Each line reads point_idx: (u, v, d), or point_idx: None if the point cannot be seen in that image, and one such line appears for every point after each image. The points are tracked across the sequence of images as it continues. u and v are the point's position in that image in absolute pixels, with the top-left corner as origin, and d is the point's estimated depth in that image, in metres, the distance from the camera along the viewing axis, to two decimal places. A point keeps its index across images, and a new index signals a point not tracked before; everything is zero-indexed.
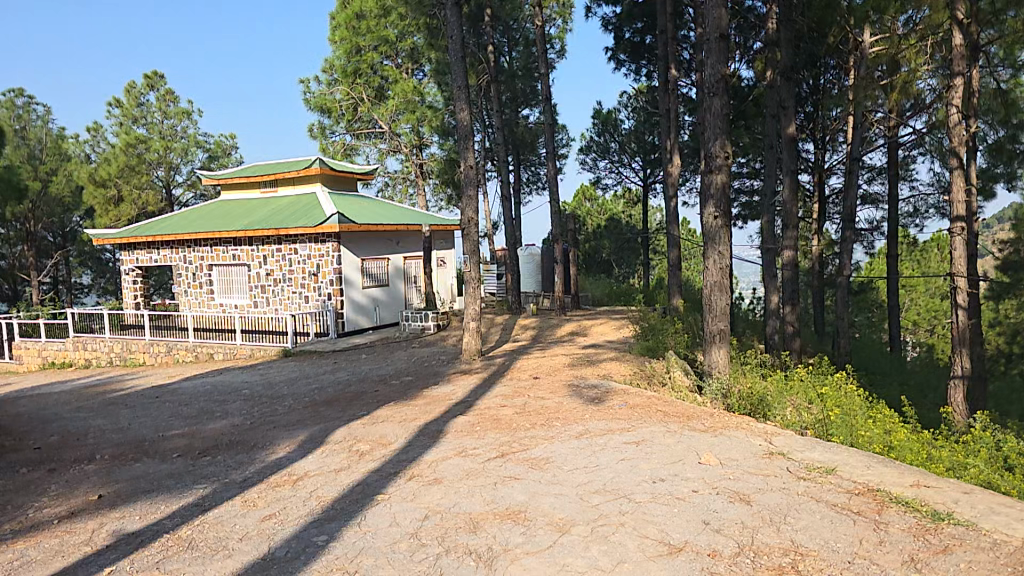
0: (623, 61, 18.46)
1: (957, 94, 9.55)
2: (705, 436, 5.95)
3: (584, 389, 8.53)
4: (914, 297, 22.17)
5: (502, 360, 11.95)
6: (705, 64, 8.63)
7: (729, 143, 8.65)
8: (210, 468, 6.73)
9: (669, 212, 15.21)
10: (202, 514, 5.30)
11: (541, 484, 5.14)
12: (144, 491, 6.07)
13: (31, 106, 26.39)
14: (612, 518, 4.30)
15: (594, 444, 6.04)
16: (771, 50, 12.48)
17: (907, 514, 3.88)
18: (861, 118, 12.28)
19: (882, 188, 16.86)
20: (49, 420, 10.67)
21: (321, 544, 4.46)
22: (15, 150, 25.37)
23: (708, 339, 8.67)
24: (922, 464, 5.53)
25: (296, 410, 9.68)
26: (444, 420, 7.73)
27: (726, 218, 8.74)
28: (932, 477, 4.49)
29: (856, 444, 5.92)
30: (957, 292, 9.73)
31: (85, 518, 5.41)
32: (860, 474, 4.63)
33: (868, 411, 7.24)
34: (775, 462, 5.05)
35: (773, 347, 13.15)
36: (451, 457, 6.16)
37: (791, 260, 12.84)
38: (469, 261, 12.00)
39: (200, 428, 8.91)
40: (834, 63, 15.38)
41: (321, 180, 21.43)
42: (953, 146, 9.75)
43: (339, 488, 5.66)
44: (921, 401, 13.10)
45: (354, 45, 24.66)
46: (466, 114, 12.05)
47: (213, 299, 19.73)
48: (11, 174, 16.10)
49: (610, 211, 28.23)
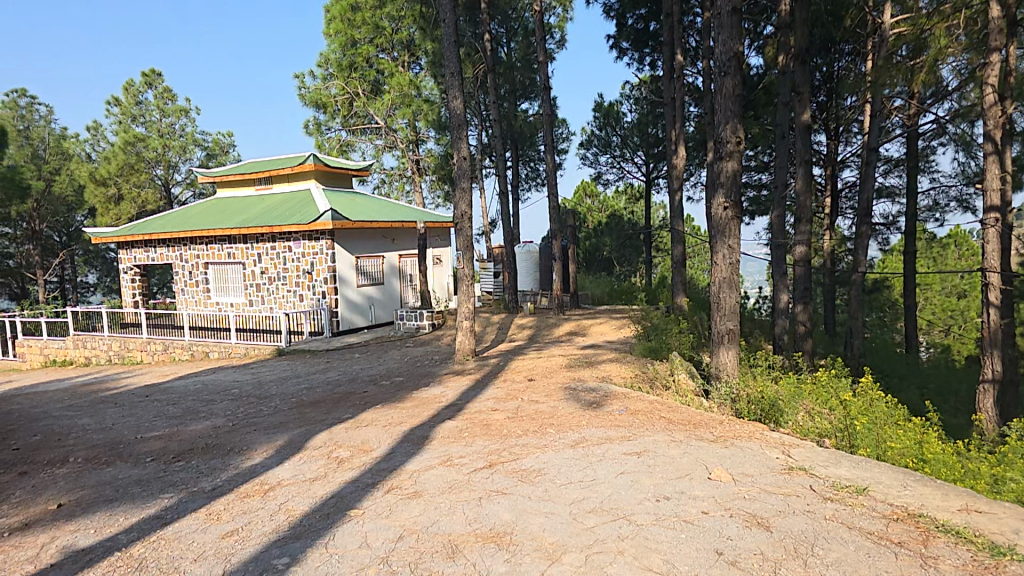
0: (625, 50, 17.81)
1: (994, 71, 9.00)
2: (715, 446, 5.35)
3: (582, 393, 7.94)
4: (929, 296, 21.42)
5: (498, 362, 11.32)
6: (716, 40, 8.02)
7: (741, 128, 7.97)
8: (180, 474, 6.15)
9: (673, 207, 14.55)
10: (161, 528, 4.73)
11: (531, 501, 4.54)
12: (107, 500, 5.49)
13: (34, 106, 26.06)
14: (611, 544, 3.72)
15: (591, 454, 5.45)
16: (786, 35, 11.76)
17: (959, 547, 3.28)
18: (880, 106, 11.69)
19: (897, 181, 16.26)
20: (35, 419, 10.13)
21: (282, 567, 3.88)
22: (19, 149, 25.38)
23: (716, 340, 8.12)
24: (958, 481, 4.96)
25: (281, 411, 9.11)
26: (431, 425, 7.14)
27: (736, 209, 8.09)
28: (982, 500, 3.87)
29: (883, 458, 5.36)
30: (989, 290, 9.12)
31: (38, 531, 4.84)
32: (896, 495, 4.02)
33: (894, 420, 6.65)
34: (795, 479, 4.45)
35: (783, 348, 12.60)
36: (435, 467, 5.58)
37: (803, 256, 12.16)
38: (463, 258, 11.37)
39: (181, 430, 8.32)
40: (850, 49, 14.89)
41: (315, 176, 20.91)
42: (988, 129, 9.18)
43: (311, 501, 5.08)
44: (943, 407, 12.42)
45: (350, 38, 24.12)
46: (459, 103, 11.34)
47: (210, 297, 19.24)
48: (16, 173, 15.35)
49: (613, 209, 27.87)
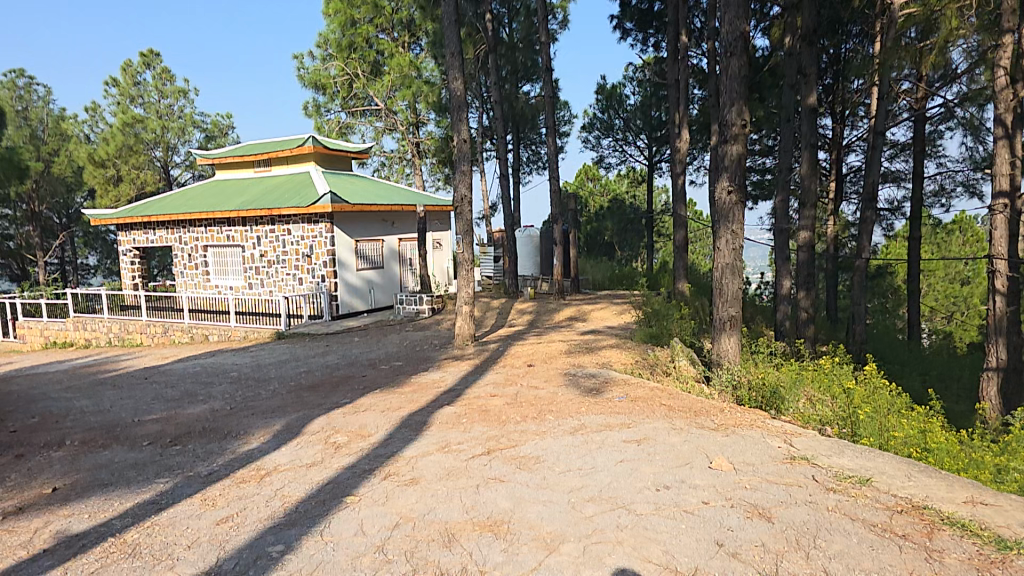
0: (629, 31, 17.52)
1: (1006, 53, 8.85)
2: (715, 435, 5.29)
3: (582, 379, 7.87)
4: (932, 282, 21.28)
5: (497, 347, 11.26)
6: (723, 20, 7.82)
7: (747, 110, 7.83)
8: (177, 459, 6.10)
9: (676, 191, 14.37)
10: (155, 514, 4.68)
11: (529, 488, 4.49)
12: (102, 484, 5.45)
13: (33, 87, 25.79)
14: (609, 533, 3.66)
15: (590, 441, 5.39)
16: (793, 15, 11.52)
17: (965, 540, 3.22)
18: (887, 89, 11.49)
19: (904, 166, 16.06)
20: (33, 401, 10.08)
21: (276, 555, 3.83)
22: (17, 130, 25.18)
23: (718, 326, 8.04)
24: (961, 471, 4.92)
25: (279, 395, 9.05)
26: (430, 410, 7.09)
27: (741, 193, 7.96)
28: (988, 492, 3.81)
29: (886, 447, 5.31)
30: (996, 277, 9.00)
31: (32, 515, 4.80)
32: (900, 486, 3.95)
33: (897, 408, 6.59)
34: (797, 468, 4.38)
35: (784, 335, 12.53)
36: (432, 453, 5.52)
37: (807, 242, 12.03)
38: (463, 242, 11.25)
39: (179, 412, 8.28)
40: (858, 30, 14.66)
41: (314, 159, 20.72)
42: (999, 112, 9.03)
43: (307, 487, 5.03)
44: (944, 394, 12.39)
45: (349, 18, 23.56)
46: (460, 84, 11.12)
47: (209, 280, 19.15)
48: (13, 154, 15.20)
49: (614, 192, 27.69)
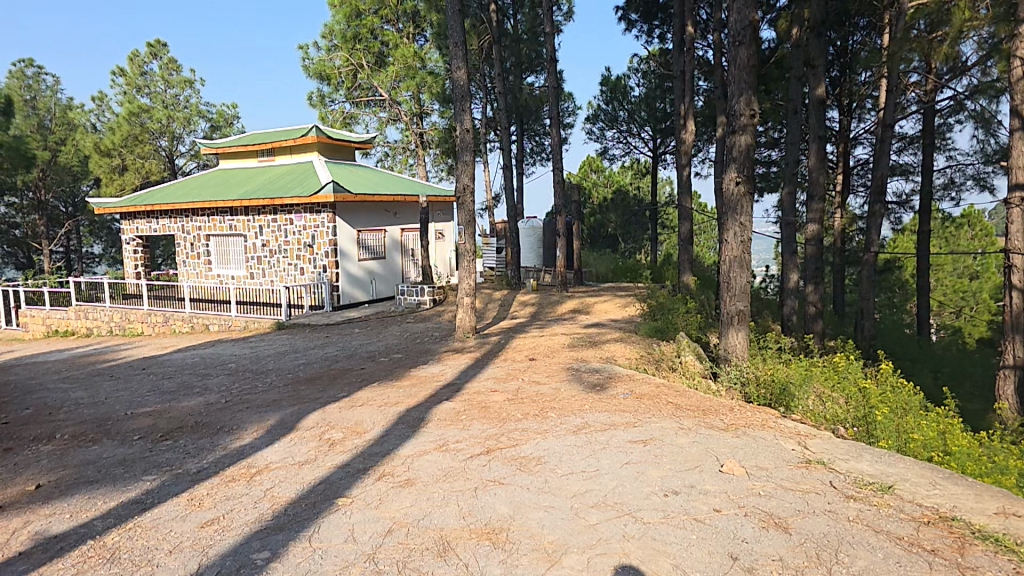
0: (634, 22, 17.16)
1: (1023, 44, 8.50)
2: (725, 436, 5.06)
3: (586, 374, 7.65)
4: (940, 277, 20.98)
5: (498, 339, 11.04)
6: (731, 9, 7.53)
7: (756, 100, 7.51)
8: (166, 455, 5.90)
9: (681, 183, 14.04)
10: (139, 515, 4.48)
11: (529, 492, 4.27)
12: (87, 482, 5.24)
13: (41, 77, 25.76)
14: (615, 544, 3.44)
15: (594, 442, 5.16)
16: (800, 7, 11.30)
17: (999, 557, 3.00)
18: (896, 81, 11.14)
19: (913, 159, 15.72)
20: (28, 392, 9.88)
21: (260, 564, 3.62)
22: (25, 119, 25.30)
23: (726, 321, 7.79)
24: (985, 477, 4.72)
25: (276, 388, 8.84)
26: (428, 406, 6.86)
27: (749, 184, 7.69)
28: (1019, 501, 3.58)
29: (905, 450, 5.09)
30: (1012, 272, 8.82)
31: (11, 515, 4.59)
32: (925, 495, 3.72)
33: (913, 406, 6.36)
34: (813, 474, 4.16)
35: (792, 330, 12.29)
36: (430, 452, 5.30)
37: (816, 235, 11.79)
38: (465, 234, 11.00)
39: (172, 406, 8.05)
40: (865, 22, 14.22)
41: (318, 149, 20.42)
42: (1015, 104, 8.66)
43: (298, 487, 4.82)
44: (957, 392, 12.16)
45: (355, 8, 23.38)
46: (464, 73, 10.81)
47: (211, 270, 18.93)
48: (21, 143, 14.92)
49: (618, 184, 26.66)
